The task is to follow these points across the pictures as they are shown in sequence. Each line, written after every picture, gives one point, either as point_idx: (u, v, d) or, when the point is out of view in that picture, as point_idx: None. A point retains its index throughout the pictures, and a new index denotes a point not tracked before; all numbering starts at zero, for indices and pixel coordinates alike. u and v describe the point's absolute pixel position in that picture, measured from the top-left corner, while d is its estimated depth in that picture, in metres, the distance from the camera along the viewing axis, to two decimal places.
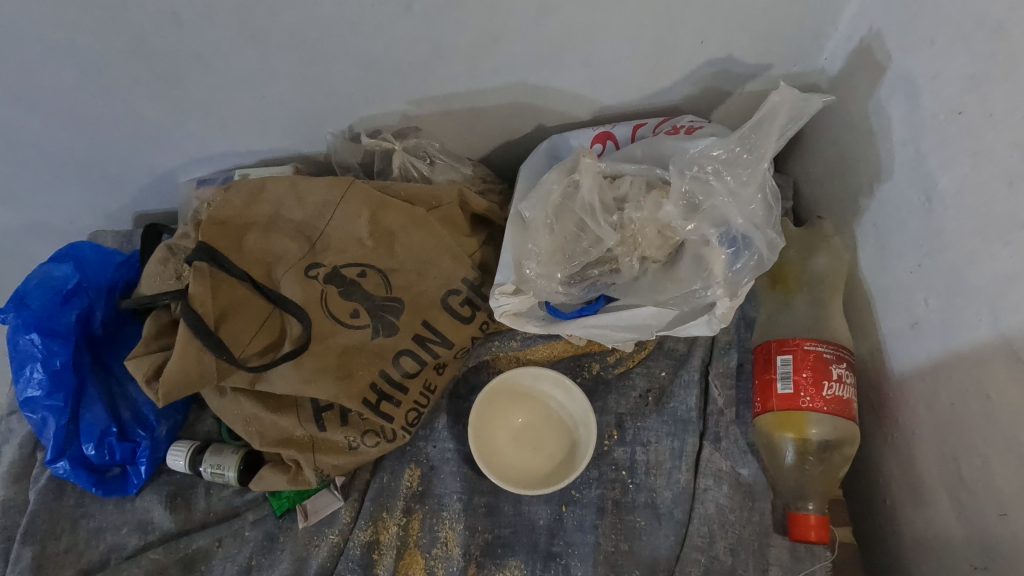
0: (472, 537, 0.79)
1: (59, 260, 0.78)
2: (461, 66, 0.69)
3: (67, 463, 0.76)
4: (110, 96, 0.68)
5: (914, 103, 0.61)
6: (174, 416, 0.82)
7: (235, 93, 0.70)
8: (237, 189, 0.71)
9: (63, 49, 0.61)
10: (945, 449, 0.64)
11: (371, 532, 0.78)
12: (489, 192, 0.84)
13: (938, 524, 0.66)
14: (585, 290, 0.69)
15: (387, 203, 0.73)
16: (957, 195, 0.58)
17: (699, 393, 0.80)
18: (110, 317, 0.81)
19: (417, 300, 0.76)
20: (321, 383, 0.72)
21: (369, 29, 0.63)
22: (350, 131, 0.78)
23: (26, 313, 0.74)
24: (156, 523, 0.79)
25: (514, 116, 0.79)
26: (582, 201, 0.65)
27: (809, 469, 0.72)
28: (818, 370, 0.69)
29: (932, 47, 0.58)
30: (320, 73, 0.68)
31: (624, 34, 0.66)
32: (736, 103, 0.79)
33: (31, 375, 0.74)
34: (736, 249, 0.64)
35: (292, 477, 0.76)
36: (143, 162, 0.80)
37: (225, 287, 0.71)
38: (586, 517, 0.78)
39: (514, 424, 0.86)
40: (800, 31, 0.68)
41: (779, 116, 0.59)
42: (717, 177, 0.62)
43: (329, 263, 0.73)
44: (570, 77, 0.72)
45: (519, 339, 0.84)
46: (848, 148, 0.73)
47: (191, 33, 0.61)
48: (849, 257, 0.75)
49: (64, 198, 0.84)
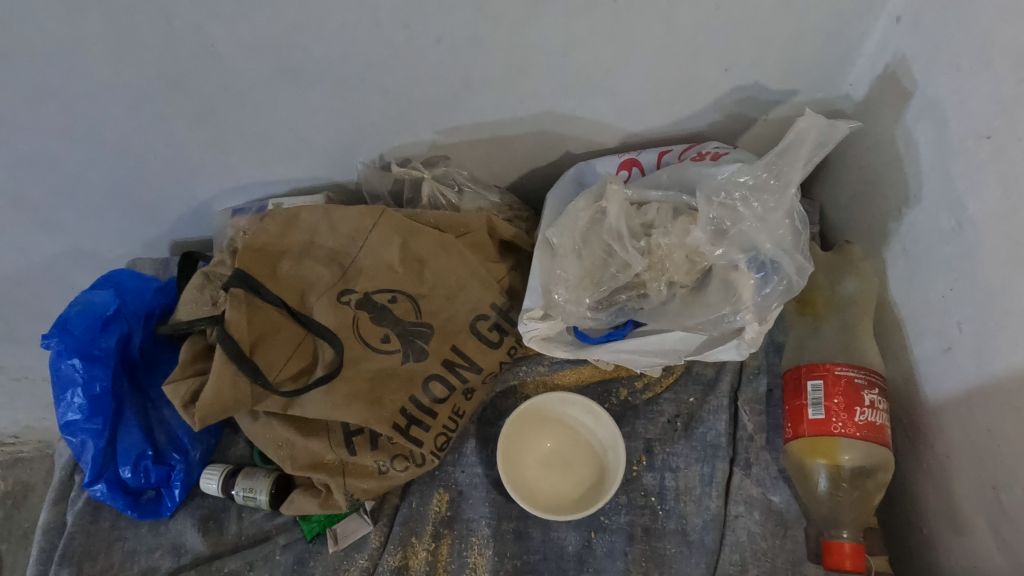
0: (501, 563, 0.78)
1: (99, 287, 0.80)
2: (491, 97, 0.71)
3: (104, 486, 0.78)
4: (151, 128, 0.70)
5: (941, 127, 0.62)
6: (208, 440, 0.84)
7: (270, 124, 0.72)
8: (272, 218, 0.73)
9: (109, 85, 0.64)
10: (983, 477, 0.63)
11: (400, 557, 0.78)
12: (516, 219, 0.86)
13: (978, 553, 0.64)
14: (613, 314, 0.70)
15: (417, 231, 0.75)
16: (989, 219, 0.58)
17: (729, 418, 0.79)
18: (148, 342, 0.83)
19: (447, 325, 0.77)
20: (352, 408, 0.73)
21: (401, 62, 0.65)
22: (381, 160, 0.80)
23: (69, 339, 0.76)
24: (189, 546, 0.80)
25: (541, 144, 0.80)
26: (609, 227, 0.65)
27: (842, 496, 0.71)
28: (850, 396, 0.68)
29: (959, 72, 0.58)
30: (354, 105, 0.70)
31: (649, 63, 0.68)
32: (761, 129, 0.79)
33: (71, 400, 0.77)
34: (765, 273, 0.64)
35: (322, 501, 0.77)
36: (181, 193, 0.82)
37: (260, 313, 0.73)
38: (616, 544, 0.78)
39: (542, 449, 0.86)
40: (824, 58, 0.69)
41: (805, 143, 0.60)
42: (745, 203, 0.62)
43: (360, 290, 0.74)
44: (596, 106, 0.74)
45: (546, 364, 0.85)
46: (875, 172, 0.73)
47: (230, 68, 0.63)
48: (879, 281, 0.75)
49: (106, 228, 0.87)
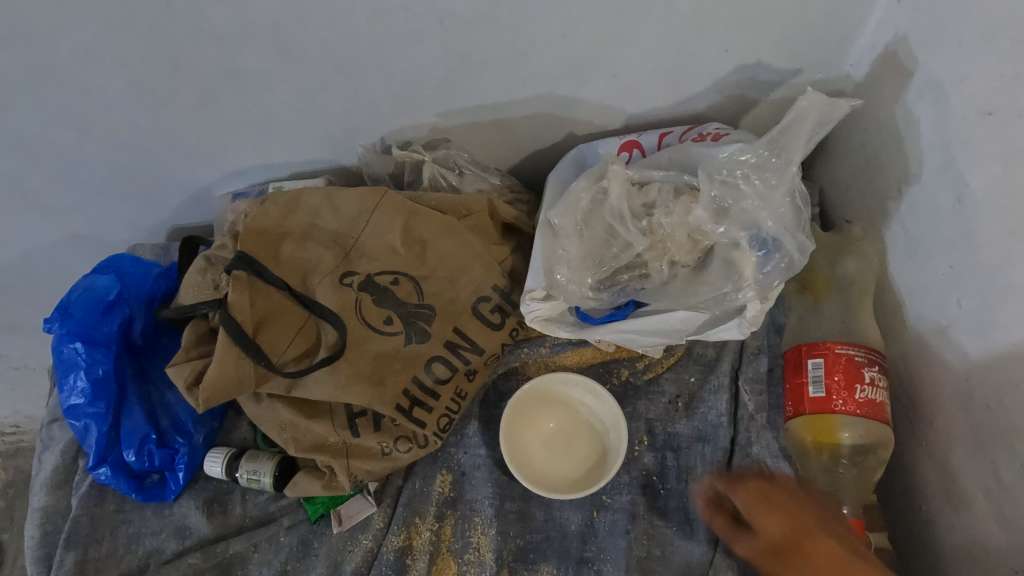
0: (504, 543, 0.79)
1: (101, 271, 0.80)
2: (491, 78, 0.71)
3: (108, 470, 0.78)
4: (149, 110, 0.70)
5: (943, 105, 0.62)
6: (211, 423, 0.84)
7: (270, 107, 0.72)
8: (273, 201, 0.74)
9: (108, 66, 0.63)
10: (981, 451, 0.63)
11: (404, 537, 0.79)
12: (517, 202, 0.86)
13: (975, 527, 0.65)
14: (615, 295, 0.70)
15: (419, 212, 0.75)
16: (990, 195, 0.59)
17: (730, 398, 0.80)
18: (150, 327, 0.83)
19: (449, 307, 0.77)
20: (356, 389, 0.73)
21: (403, 43, 0.65)
22: (382, 143, 0.80)
23: (71, 322, 0.76)
24: (194, 528, 0.80)
25: (542, 126, 0.80)
26: (611, 208, 0.65)
27: (842, 473, 0.73)
28: (851, 374, 0.69)
29: (959, 49, 0.58)
30: (355, 87, 0.70)
31: (649, 43, 0.68)
32: (761, 110, 0.79)
33: (74, 383, 0.76)
34: (766, 251, 0.64)
35: (327, 483, 0.78)
36: (181, 177, 0.82)
37: (263, 295, 0.73)
38: (618, 523, 0.78)
39: (545, 429, 0.86)
40: (826, 38, 0.69)
41: (806, 121, 0.60)
42: (746, 181, 0.62)
43: (362, 272, 0.75)
44: (597, 88, 0.74)
45: (547, 346, 0.85)
46: (876, 152, 0.73)
47: (230, 50, 0.63)
48: (878, 261, 0.75)
49: (105, 213, 0.86)
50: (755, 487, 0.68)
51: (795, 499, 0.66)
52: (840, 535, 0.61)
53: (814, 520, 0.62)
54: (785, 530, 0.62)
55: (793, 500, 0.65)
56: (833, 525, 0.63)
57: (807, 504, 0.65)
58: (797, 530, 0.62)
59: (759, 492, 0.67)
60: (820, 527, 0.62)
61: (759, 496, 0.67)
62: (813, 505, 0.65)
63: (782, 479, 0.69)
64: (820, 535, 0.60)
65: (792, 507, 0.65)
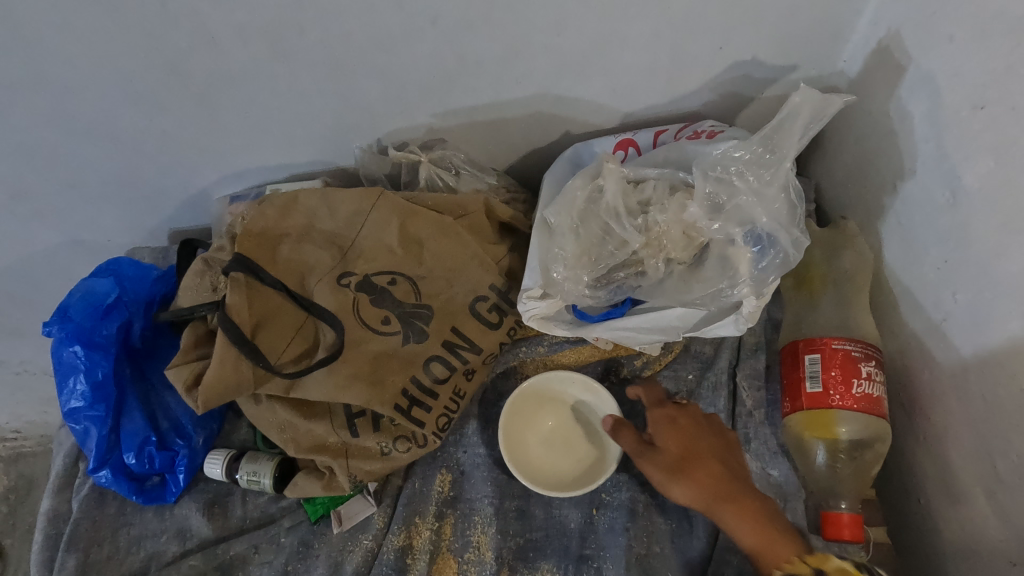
0: (504, 541, 0.79)
1: (99, 275, 0.80)
2: (486, 78, 0.71)
3: (108, 473, 0.78)
4: (145, 114, 0.70)
5: (936, 101, 0.62)
6: (211, 425, 0.84)
7: (266, 109, 0.72)
8: (270, 202, 0.74)
9: (103, 71, 0.63)
10: (978, 444, 0.64)
11: (404, 537, 0.79)
12: (514, 201, 0.86)
13: (973, 520, 0.65)
14: (612, 292, 0.71)
15: (415, 212, 0.75)
16: (984, 189, 0.59)
17: (728, 395, 0.81)
18: (149, 329, 0.83)
19: (447, 307, 0.77)
20: (354, 389, 0.74)
21: (397, 45, 0.65)
22: (378, 145, 0.80)
23: (70, 326, 0.76)
24: (194, 530, 0.81)
25: (538, 125, 0.80)
26: (607, 206, 0.66)
27: (840, 468, 0.73)
28: (848, 369, 0.69)
29: (951, 44, 0.59)
30: (351, 89, 0.70)
31: (643, 41, 0.68)
32: (756, 107, 0.80)
33: (74, 386, 0.77)
34: (762, 247, 0.65)
35: (326, 483, 0.78)
36: (179, 181, 0.83)
37: (261, 296, 0.73)
38: (617, 520, 0.79)
39: (543, 428, 0.86)
40: (819, 35, 0.69)
41: (800, 117, 0.60)
42: (741, 177, 0.62)
43: (360, 272, 0.75)
44: (592, 87, 0.74)
45: (546, 345, 0.86)
46: (870, 148, 0.73)
47: (225, 54, 0.63)
48: (874, 257, 0.75)
49: (104, 217, 0.87)
50: (668, 410, 0.75)
51: (697, 427, 0.74)
52: (725, 467, 0.72)
53: (708, 454, 0.72)
54: (684, 457, 0.72)
55: (697, 426, 0.74)
56: (726, 450, 0.73)
57: (709, 429, 0.74)
58: (694, 459, 0.72)
59: (669, 416, 0.75)
60: (715, 454, 0.72)
61: (667, 419, 0.75)
62: (711, 430, 0.74)
63: (689, 408, 0.76)
64: (714, 466, 0.71)
65: (695, 435, 0.74)
